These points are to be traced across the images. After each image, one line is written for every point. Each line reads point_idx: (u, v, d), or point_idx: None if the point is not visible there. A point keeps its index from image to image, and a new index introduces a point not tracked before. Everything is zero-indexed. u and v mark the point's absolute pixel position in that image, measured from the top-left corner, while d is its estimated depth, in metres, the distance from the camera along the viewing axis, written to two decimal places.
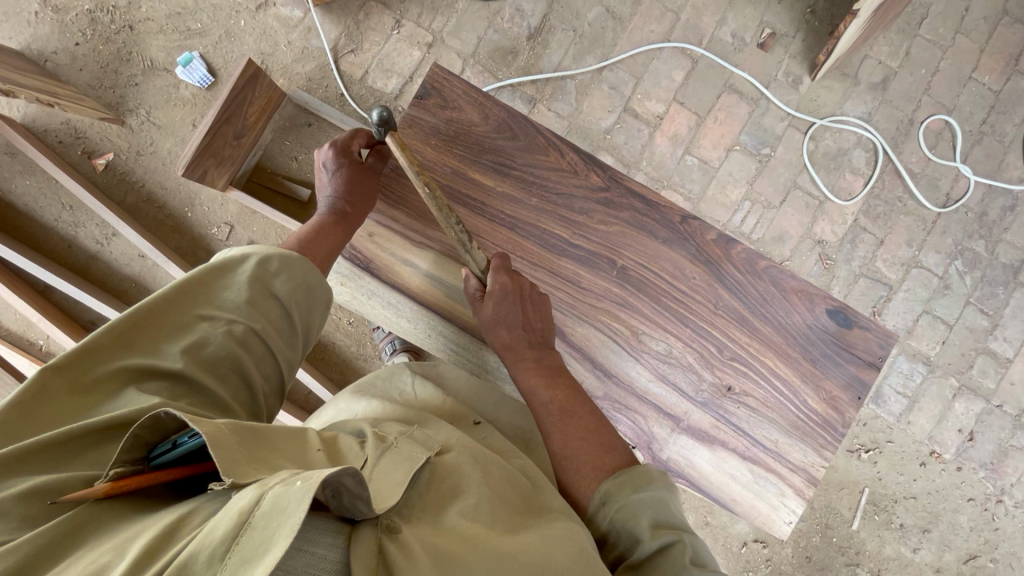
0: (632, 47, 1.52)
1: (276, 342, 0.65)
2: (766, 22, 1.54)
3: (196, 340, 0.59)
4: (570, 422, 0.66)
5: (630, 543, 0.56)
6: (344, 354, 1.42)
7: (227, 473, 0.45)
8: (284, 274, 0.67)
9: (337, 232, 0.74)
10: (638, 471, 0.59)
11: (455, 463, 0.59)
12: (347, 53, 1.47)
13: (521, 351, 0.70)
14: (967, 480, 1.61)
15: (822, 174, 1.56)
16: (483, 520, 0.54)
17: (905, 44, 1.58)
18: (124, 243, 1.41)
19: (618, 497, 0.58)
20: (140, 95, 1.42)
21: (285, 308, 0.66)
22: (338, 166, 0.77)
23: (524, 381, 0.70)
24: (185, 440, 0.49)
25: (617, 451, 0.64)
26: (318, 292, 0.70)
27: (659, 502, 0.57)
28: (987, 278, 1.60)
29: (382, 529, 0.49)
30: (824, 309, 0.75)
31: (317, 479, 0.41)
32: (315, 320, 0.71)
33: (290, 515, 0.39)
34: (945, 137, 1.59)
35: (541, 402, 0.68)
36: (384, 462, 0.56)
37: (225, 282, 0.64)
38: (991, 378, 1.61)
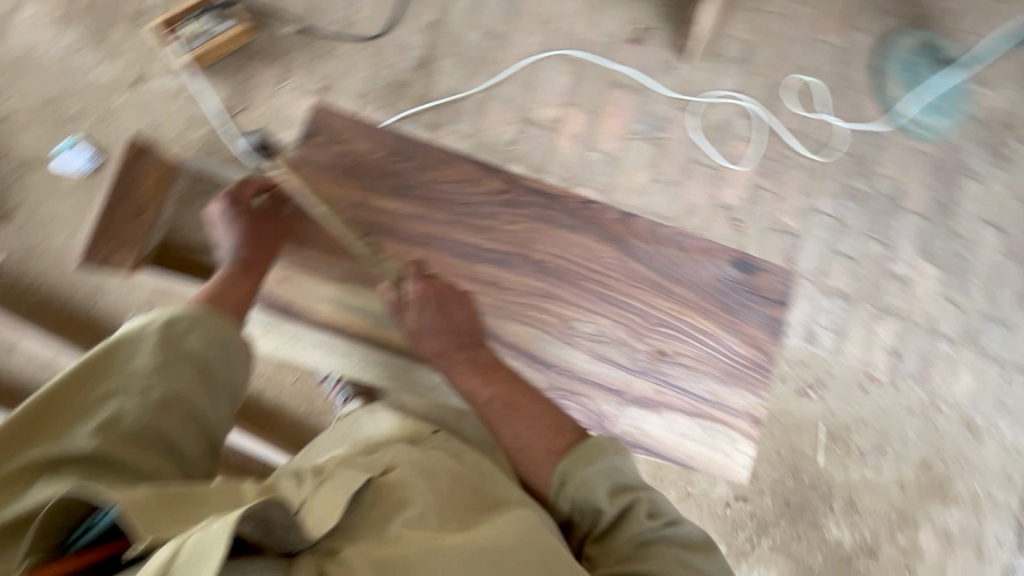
0: (518, 62, 1.60)
1: (193, 401, 0.68)
2: (633, 19, 1.67)
3: (107, 415, 0.63)
4: (513, 410, 0.70)
5: (594, 516, 0.63)
6: (294, 414, 1.37)
7: (147, 532, 0.50)
8: (189, 336, 0.70)
9: (244, 281, 0.76)
10: (588, 446, 0.65)
11: (397, 478, 0.61)
12: (238, 113, 1.45)
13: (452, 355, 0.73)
14: (905, 394, 1.75)
15: (714, 146, 1.69)
16: (428, 522, 0.57)
17: (756, 19, 1.75)
18: (28, 351, 1.30)
19: (574, 475, 0.64)
20: (20, 194, 1.34)
21: (200, 364, 0.70)
22: (236, 214, 0.78)
23: (463, 383, 0.72)
24: (100, 519, 0.54)
25: (557, 427, 0.69)
26: (233, 343, 0.73)
27: (612, 470, 0.64)
28: (875, 210, 1.77)
29: (322, 553, 0.54)
30: (727, 261, 0.82)
31: (234, 517, 0.47)
32: (238, 371, 0.74)
33: (209, 559, 0.45)
34: (809, 94, 1.76)
35: (483, 400, 0.71)
36: (323, 491, 0.58)
37: (130, 356, 0.68)
38: (900, 298, 1.77)
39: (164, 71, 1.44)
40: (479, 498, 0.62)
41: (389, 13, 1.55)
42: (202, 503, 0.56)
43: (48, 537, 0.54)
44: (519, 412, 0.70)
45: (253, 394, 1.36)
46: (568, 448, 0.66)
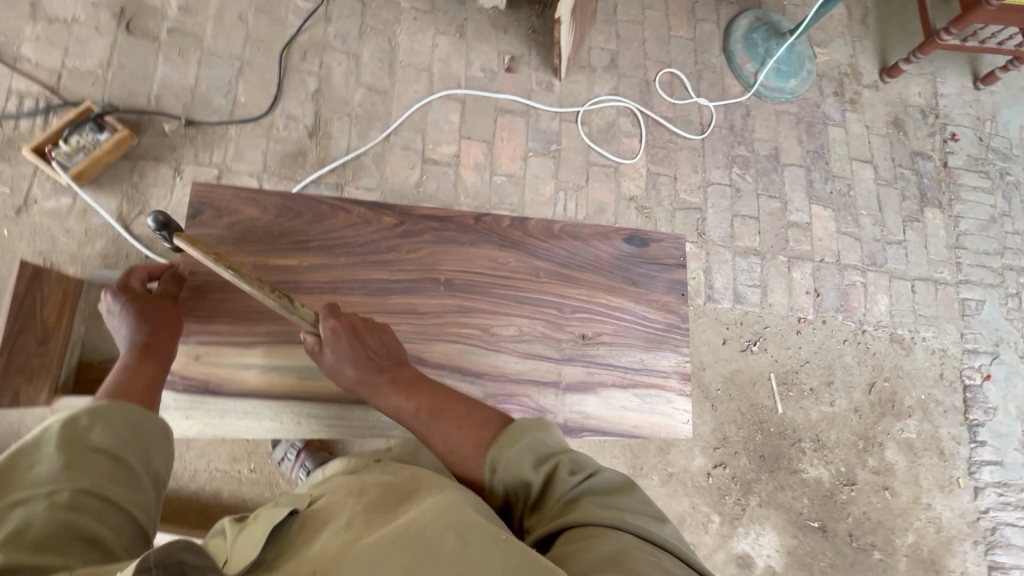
0: (406, 110, 1.67)
1: (115, 492, 0.63)
2: (503, 50, 1.79)
3: (13, 528, 0.55)
4: (442, 417, 0.72)
5: (526, 487, 0.64)
6: (258, 504, 1.31)
7: None
8: (100, 427, 0.67)
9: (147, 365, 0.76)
10: (510, 430, 0.67)
11: (324, 502, 0.61)
12: (136, 217, 1.43)
13: (375, 380, 0.75)
14: (834, 327, 1.88)
15: (606, 146, 1.81)
16: (349, 527, 0.55)
17: (613, 29, 1.92)
18: None
19: (501, 458, 0.66)
20: None
21: (115, 456, 0.66)
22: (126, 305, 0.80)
23: (388, 401, 0.74)
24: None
25: (488, 421, 0.71)
26: (148, 427, 0.70)
27: (535, 443, 0.66)
28: (761, 171, 1.94)
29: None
30: (621, 240, 0.90)
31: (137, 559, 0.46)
32: (159, 458, 0.71)
33: None
34: (677, 83, 1.93)
35: (408, 412, 0.73)
36: (245, 534, 0.58)
37: (31, 464, 0.62)
38: (805, 242, 1.93)
39: (48, 192, 1.40)
40: (407, 493, 0.60)
41: (270, 90, 1.60)
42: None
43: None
44: (450, 416, 0.72)
45: (210, 495, 1.29)
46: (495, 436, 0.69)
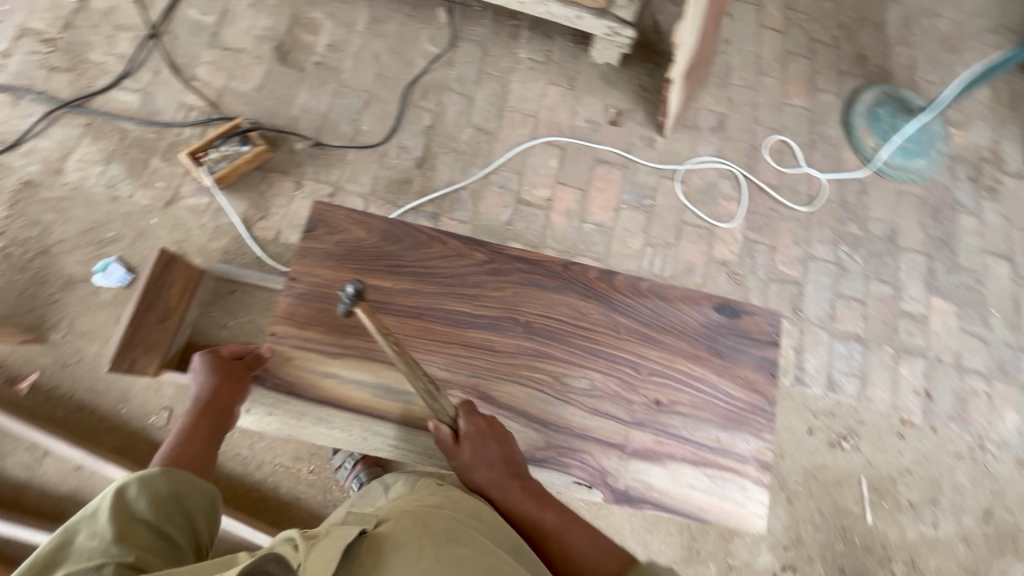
0: (508, 151, 1.75)
1: (159, 563, 0.63)
2: (609, 104, 1.83)
3: None
4: (568, 533, 0.71)
5: None
6: (312, 507, 1.36)
7: None
8: (148, 495, 0.68)
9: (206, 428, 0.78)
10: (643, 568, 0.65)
11: (391, 527, 0.60)
12: (258, 221, 1.60)
13: (506, 484, 0.73)
14: (946, 438, 1.65)
15: (702, 207, 1.77)
16: (421, 561, 0.54)
17: (724, 92, 1.90)
18: (58, 459, 1.35)
19: None
20: (61, 310, 1.46)
21: (158, 527, 0.66)
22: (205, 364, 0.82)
23: (518, 510, 0.72)
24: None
25: (612, 551, 0.69)
26: (192, 496, 0.71)
27: None
28: (872, 252, 1.79)
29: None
30: (711, 307, 0.87)
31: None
32: (201, 530, 0.71)
33: None
34: (786, 152, 1.86)
35: (539, 526, 0.71)
36: (317, 549, 0.56)
37: (81, 536, 0.62)
38: (918, 336, 1.73)
39: (193, 191, 1.61)
40: (473, 542, 0.59)
41: (390, 122, 1.74)
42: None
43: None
44: (580, 535, 0.70)
45: (271, 488, 1.36)
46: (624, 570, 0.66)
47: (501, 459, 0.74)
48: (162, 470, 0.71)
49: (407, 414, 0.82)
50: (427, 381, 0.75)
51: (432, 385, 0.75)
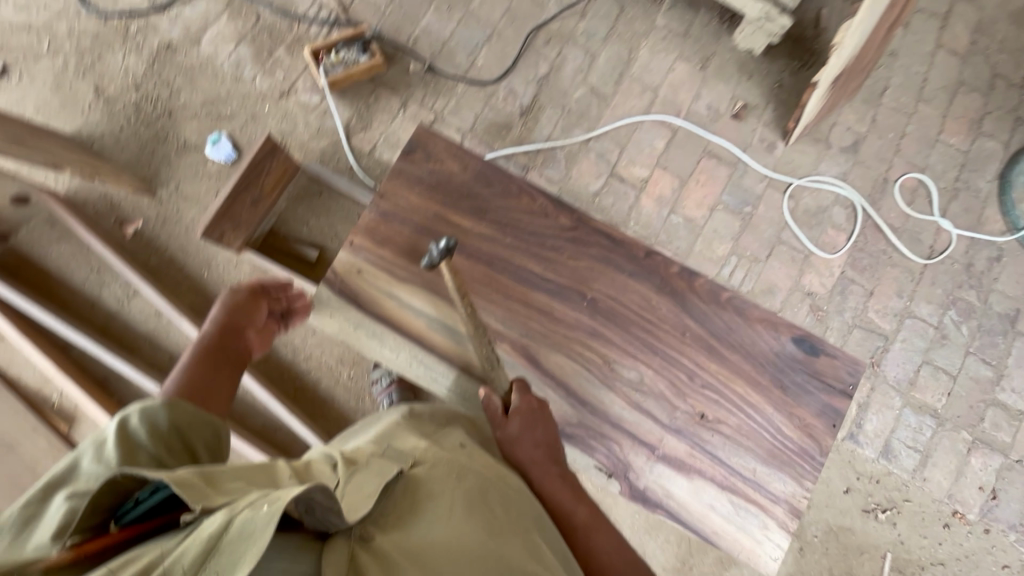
0: (616, 121, 1.67)
1: None
2: (737, 96, 1.69)
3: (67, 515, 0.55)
4: (595, 533, 0.70)
5: None
6: (343, 409, 1.45)
7: (197, 502, 0.49)
8: (148, 425, 0.68)
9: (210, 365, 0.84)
10: None
11: (428, 473, 0.63)
12: (358, 131, 1.64)
13: (547, 467, 0.73)
14: (998, 544, 1.51)
15: (805, 230, 1.63)
16: (455, 525, 0.58)
17: (871, 111, 1.70)
18: (143, 302, 1.50)
19: None
20: (172, 171, 1.58)
21: (159, 456, 0.66)
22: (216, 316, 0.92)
23: (552, 495, 0.71)
24: (145, 496, 0.56)
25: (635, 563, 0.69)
26: (195, 428, 0.72)
27: None
28: (984, 328, 1.60)
29: (356, 541, 0.54)
30: (790, 338, 0.81)
31: (284, 502, 0.46)
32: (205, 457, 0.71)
33: (255, 540, 0.43)
34: (921, 194, 1.66)
35: (569, 518, 0.71)
36: (355, 483, 0.59)
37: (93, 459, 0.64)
38: (1005, 431, 1.56)
39: (307, 88, 1.66)
40: (506, 509, 0.63)
41: (506, 63, 1.70)
42: (231, 491, 0.52)
43: (85, 521, 0.55)
44: (606, 539, 0.70)
45: (312, 381, 1.45)
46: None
47: (547, 442, 0.73)
48: (167, 400, 0.72)
49: (467, 364, 0.83)
50: (489, 351, 0.78)
51: (494, 356, 0.78)
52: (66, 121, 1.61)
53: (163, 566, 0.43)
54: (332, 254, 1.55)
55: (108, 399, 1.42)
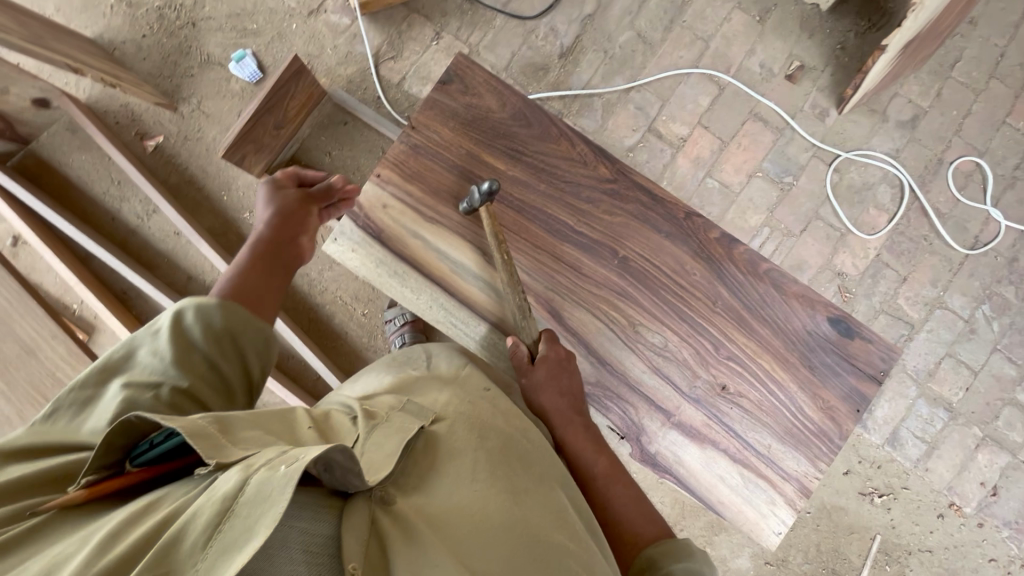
0: (661, 72, 1.57)
1: (207, 396, 0.64)
2: (795, 55, 1.57)
3: (122, 408, 0.57)
4: (616, 483, 0.70)
5: None
6: (354, 344, 1.46)
7: (210, 455, 0.49)
8: (201, 324, 0.66)
9: (265, 269, 0.80)
10: (679, 544, 0.62)
11: (448, 431, 0.63)
12: (387, 59, 1.56)
13: (570, 416, 0.73)
14: (990, 538, 1.52)
15: (845, 207, 1.56)
16: (477, 488, 0.58)
17: (937, 84, 1.58)
18: (162, 220, 1.49)
19: (660, 565, 0.60)
20: (194, 86, 1.53)
21: (211, 359, 0.65)
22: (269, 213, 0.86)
23: (574, 443, 0.72)
24: (158, 441, 0.52)
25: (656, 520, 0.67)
26: (250, 334, 0.70)
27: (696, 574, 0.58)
28: (1016, 326, 1.54)
29: (376, 503, 0.53)
30: (825, 317, 0.78)
31: (300, 466, 0.44)
32: (254, 365, 0.71)
33: (272, 506, 0.42)
34: (975, 179, 1.57)
35: (589, 467, 0.71)
36: (378, 436, 0.58)
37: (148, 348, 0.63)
38: (1018, 431, 1.53)
39: (337, 8, 1.57)
40: (529, 472, 0.62)
41: None
42: (246, 441, 0.52)
43: (100, 460, 0.51)
44: (626, 490, 0.70)
45: (325, 314, 1.46)
46: (661, 539, 0.65)
47: (572, 391, 0.74)
48: (221, 301, 0.69)
49: (501, 318, 0.81)
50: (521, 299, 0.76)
51: (524, 304, 0.76)
52: (88, 23, 1.55)
53: (182, 521, 0.43)
54: None
55: (126, 313, 1.43)
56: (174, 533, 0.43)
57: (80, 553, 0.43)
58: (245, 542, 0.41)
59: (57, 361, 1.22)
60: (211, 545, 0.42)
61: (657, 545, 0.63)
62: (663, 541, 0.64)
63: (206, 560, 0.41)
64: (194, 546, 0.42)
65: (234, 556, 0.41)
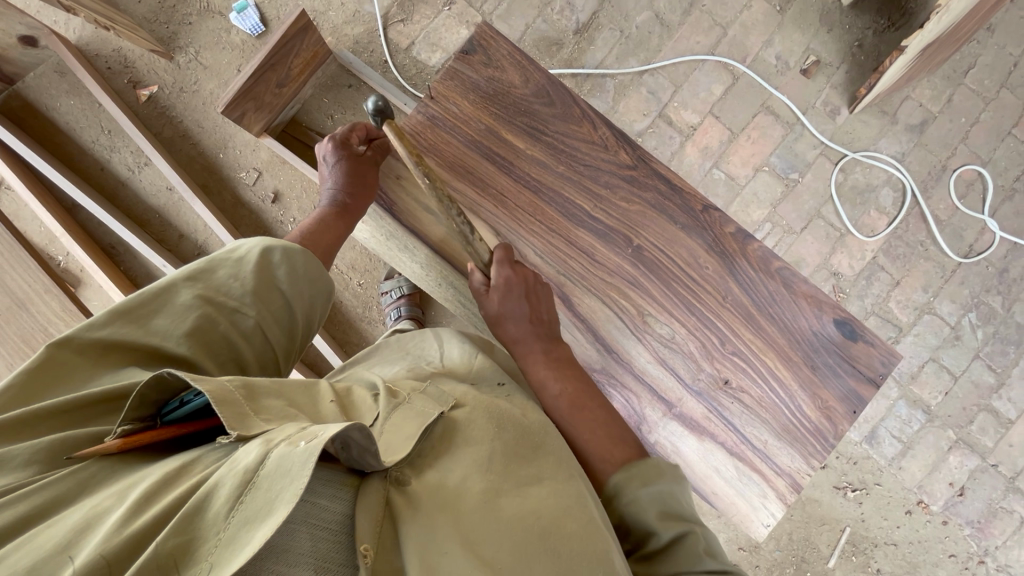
0: (676, 56, 1.54)
1: (275, 334, 0.64)
2: (812, 49, 1.55)
3: (200, 324, 0.58)
4: (581, 412, 0.70)
5: (644, 534, 0.60)
6: (348, 314, 1.44)
7: (234, 426, 0.48)
8: (286, 266, 0.65)
9: (341, 223, 0.74)
10: (649, 465, 0.63)
11: (464, 418, 0.63)
12: (397, 22, 1.51)
13: (530, 345, 0.73)
14: (952, 535, 1.58)
15: (847, 207, 1.56)
16: (491, 475, 0.58)
17: (948, 91, 1.57)
18: (155, 174, 1.44)
19: (628, 489, 0.62)
20: (193, 35, 1.46)
21: (290, 300, 0.65)
22: (341, 163, 0.76)
23: (535, 375, 0.73)
24: (191, 398, 0.51)
25: (627, 443, 0.68)
26: (321, 285, 0.69)
27: (667, 495, 0.60)
28: (1000, 335, 1.58)
29: (390, 482, 0.54)
30: (831, 319, 0.78)
31: (322, 441, 0.44)
32: (315, 317, 0.71)
33: (293, 483, 0.42)
34: (976, 189, 1.58)
35: (551, 394, 0.71)
36: (394, 421, 0.59)
37: (230, 269, 0.62)
38: (989, 436, 1.59)
39: None
40: (544, 462, 0.62)
41: None
42: (269, 413, 0.51)
43: (135, 411, 0.51)
44: (597, 415, 0.70)
45: None
46: (631, 462, 0.65)
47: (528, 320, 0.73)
48: (302, 249, 0.68)
49: None
50: (461, 221, 0.73)
51: (467, 226, 0.73)
52: None
53: (206, 489, 0.43)
54: None
55: (114, 268, 1.39)
56: (198, 500, 0.42)
57: (118, 511, 0.42)
58: (269, 515, 0.41)
59: (44, 312, 1.20)
60: (233, 515, 0.41)
61: (625, 469, 0.64)
62: (634, 461, 0.65)
63: (229, 529, 0.41)
64: (217, 515, 0.42)
65: (256, 527, 0.41)
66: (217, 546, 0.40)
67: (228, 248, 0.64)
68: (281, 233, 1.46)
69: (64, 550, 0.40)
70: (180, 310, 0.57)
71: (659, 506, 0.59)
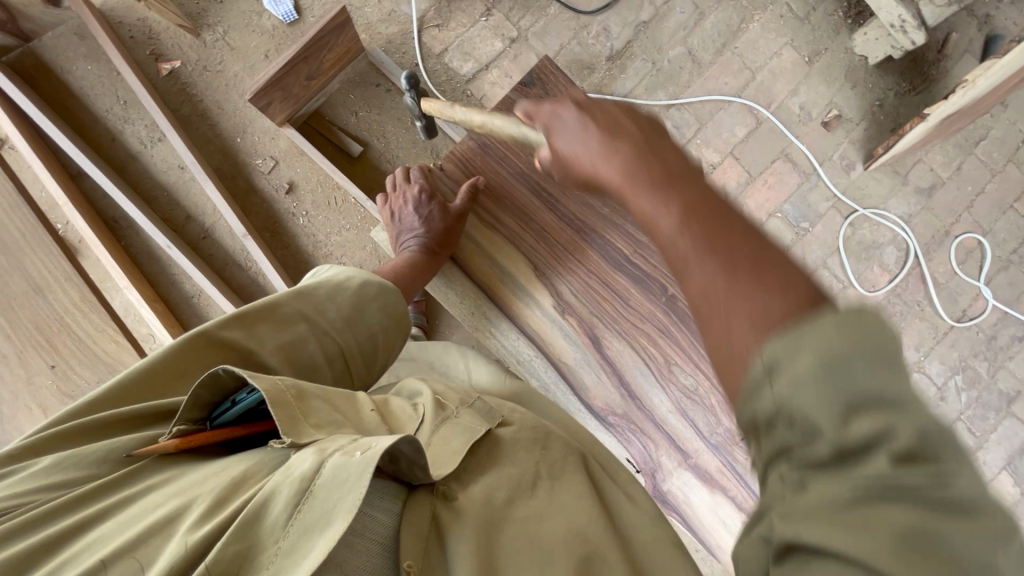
0: (703, 94, 1.56)
1: (356, 363, 0.67)
2: (835, 103, 1.58)
3: (300, 345, 0.62)
4: (715, 251, 0.42)
5: (812, 437, 0.33)
6: None
7: (288, 433, 0.49)
8: (377, 301, 0.70)
9: (426, 265, 0.81)
10: (826, 325, 0.34)
11: (513, 437, 0.65)
12: (432, 27, 1.50)
13: (632, 168, 0.50)
14: None
15: (852, 261, 1.59)
16: (537, 501, 0.58)
17: (959, 158, 1.62)
18: (167, 151, 1.40)
19: (787, 359, 0.34)
20: (222, 13, 1.42)
21: (375, 333, 0.69)
22: (431, 201, 0.84)
23: (639, 204, 0.49)
24: (242, 397, 0.52)
25: (787, 290, 0.38)
26: (400, 318, 0.72)
27: (858, 372, 0.32)
28: (982, 400, 1.63)
29: (439, 497, 0.55)
30: None
31: (377, 452, 0.45)
32: (392, 352, 0.73)
33: (349, 495, 0.43)
34: (975, 256, 1.62)
35: (664, 221, 0.46)
36: (441, 433, 0.63)
37: (330, 294, 0.67)
38: None
39: None
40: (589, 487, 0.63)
41: None
42: (319, 420, 0.53)
43: (189, 412, 0.52)
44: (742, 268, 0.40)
45: None
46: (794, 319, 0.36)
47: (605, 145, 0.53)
48: (394, 287, 0.73)
49: (537, 331, 0.81)
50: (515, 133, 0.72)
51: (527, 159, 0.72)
52: None
53: (261, 497, 0.44)
54: (374, 153, 1.46)
55: (114, 242, 1.35)
56: (255, 508, 0.44)
57: (182, 516, 0.44)
58: (328, 525, 0.43)
59: (46, 280, 1.17)
60: (292, 525, 0.43)
61: (792, 348, 0.35)
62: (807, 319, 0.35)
63: (288, 539, 0.43)
64: (275, 523, 0.43)
65: (316, 537, 0.42)
66: (278, 555, 0.42)
67: (331, 275, 0.70)
68: (292, 226, 1.43)
69: (134, 553, 0.42)
70: (287, 323, 0.63)
71: (888, 430, 0.32)
